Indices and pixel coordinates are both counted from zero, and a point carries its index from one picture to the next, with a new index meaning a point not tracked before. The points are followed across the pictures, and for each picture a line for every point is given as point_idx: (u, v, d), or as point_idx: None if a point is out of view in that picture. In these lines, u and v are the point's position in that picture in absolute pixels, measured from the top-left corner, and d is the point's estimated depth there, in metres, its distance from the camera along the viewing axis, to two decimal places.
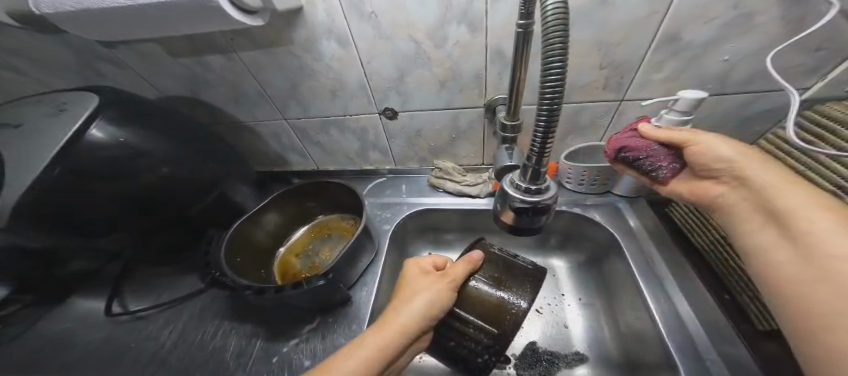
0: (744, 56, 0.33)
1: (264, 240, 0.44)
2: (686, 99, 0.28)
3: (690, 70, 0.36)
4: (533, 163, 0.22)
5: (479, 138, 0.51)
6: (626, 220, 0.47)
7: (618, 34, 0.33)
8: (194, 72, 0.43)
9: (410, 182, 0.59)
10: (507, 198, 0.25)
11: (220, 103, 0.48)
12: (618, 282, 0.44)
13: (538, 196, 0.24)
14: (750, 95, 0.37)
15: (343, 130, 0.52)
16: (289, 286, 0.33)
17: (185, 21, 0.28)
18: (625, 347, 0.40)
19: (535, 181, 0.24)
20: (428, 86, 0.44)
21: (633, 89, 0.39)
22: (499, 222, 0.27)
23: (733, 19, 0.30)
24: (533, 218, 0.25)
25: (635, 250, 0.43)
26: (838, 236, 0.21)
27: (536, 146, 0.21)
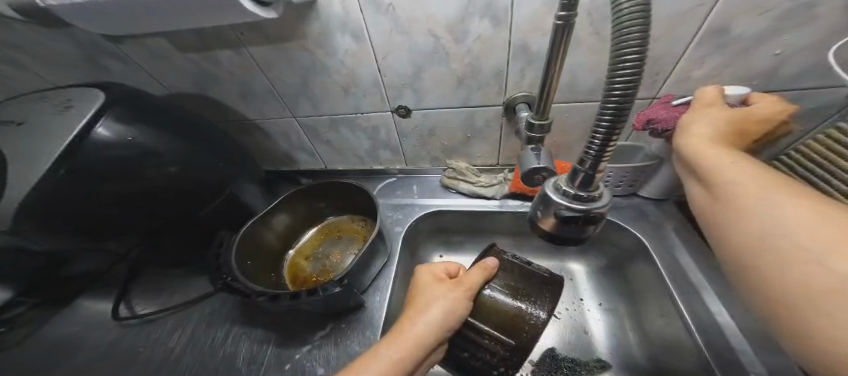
0: (798, 48, 0.28)
1: (274, 242, 0.44)
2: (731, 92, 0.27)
3: (736, 66, 0.30)
4: (587, 168, 0.17)
5: (496, 137, 0.47)
6: (653, 224, 0.43)
7: (662, 28, 0.28)
8: (200, 68, 0.42)
9: (421, 182, 0.57)
10: (548, 204, 0.20)
11: (220, 99, 0.47)
12: (645, 289, 0.40)
13: (590, 204, 0.18)
14: (797, 93, 0.32)
15: (354, 129, 0.50)
16: (304, 293, 0.31)
17: (196, 15, 0.27)
18: (656, 356, 0.37)
19: (588, 186, 0.18)
20: (446, 83, 0.41)
21: (667, 87, 0.34)
22: (536, 229, 0.22)
23: (786, 11, 0.25)
24: (583, 228, 0.19)
25: (666, 256, 0.39)
26: (770, 202, 0.18)
27: (590, 154, 0.16)
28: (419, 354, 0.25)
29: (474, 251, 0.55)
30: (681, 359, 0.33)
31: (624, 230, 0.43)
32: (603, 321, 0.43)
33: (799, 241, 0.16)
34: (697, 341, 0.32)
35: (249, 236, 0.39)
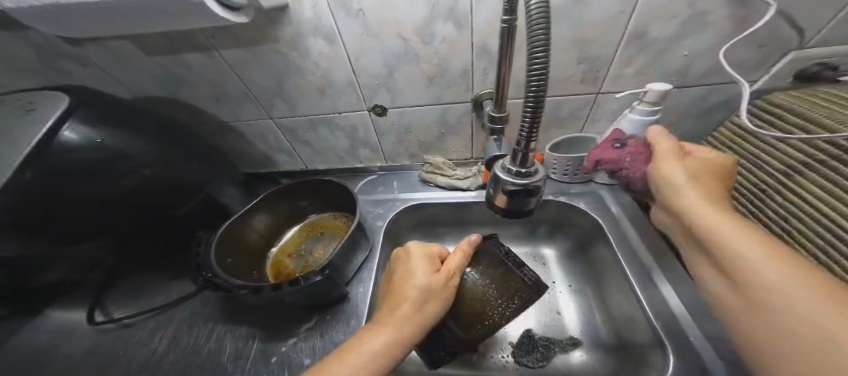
0: (703, 50, 0.33)
1: (256, 239, 0.45)
2: (653, 90, 0.33)
3: (656, 64, 0.36)
4: (522, 147, 0.20)
5: (467, 132, 0.51)
6: (608, 207, 0.47)
7: (595, 32, 0.33)
8: (170, 71, 0.42)
9: (401, 178, 0.59)
10: (497, 182, 0.23)
11: (191, 102, 0.48)
12: (605, 266, 0.44)
13: (529, 178, 0.22)
14: (707, 88, 0.38)
15: (332, 128, 0.51)
16: (286, 284, 0.32)
17: (163, 17, 0.28)
18: (616, 330, 0.40)
19: (527, 164, 0.22)
20: (417, 83, 0.43)
21: (607, 83, 0.39)
22: (491, 207, 0.25)
23: (690, 17, 0.30)
24: (526, 200, 0.23)
25: (619, 237, 0.43)
26: (794, 289, 0.20)
27: (522, 136, 0.20)
28: (408, 346, 0.27)
29: (453, 242, 0.57)
30: (635, 326, 0.37)
31: (584, 213, 0.47)
32: (573, 301, 0.47)
33: (809, 313, 0.19)
34: (646, 311, 0.35)
35: (230, 234, 0.39)
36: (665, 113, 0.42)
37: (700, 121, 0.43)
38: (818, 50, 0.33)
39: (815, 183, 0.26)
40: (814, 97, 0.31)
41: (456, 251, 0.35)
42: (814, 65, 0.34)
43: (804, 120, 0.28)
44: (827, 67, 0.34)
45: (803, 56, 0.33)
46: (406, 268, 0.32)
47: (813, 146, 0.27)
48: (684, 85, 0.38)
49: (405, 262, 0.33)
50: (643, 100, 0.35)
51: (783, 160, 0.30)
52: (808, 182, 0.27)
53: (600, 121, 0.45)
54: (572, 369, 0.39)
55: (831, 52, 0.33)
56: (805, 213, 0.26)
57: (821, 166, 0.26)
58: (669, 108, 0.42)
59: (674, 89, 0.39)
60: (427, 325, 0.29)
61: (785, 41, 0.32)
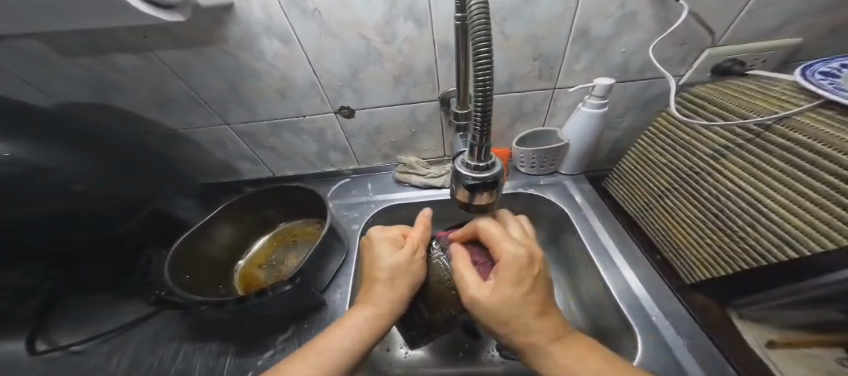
0: (636, 47, 0.38)
1: (219, 254, 0.42)
2: (601, 85, 0.38)
3: (600, 61, 0.39)
4: (477, 142, 0.21)
5: (437, 131, 0.51)
6: (573, 196, 0.49)
7: (545, 27, 0.35)
8: (96, 73, 0.39)
9: (375, 180, 0.58)
10: (459, 177, 0.23)
11: (131, 108, 0.44)
12: (575, 253, 0.46)
13: (487, 172, 0.22)
14: (644, 82, 0.42)
15: (296, 132, 0.49)
16: (252, 295, 0.31)
17: (82, 8, 0.25)
18: (590, 314, 0.41)
19: (484, 158, 0.22)
20: (381, 82, 0.42)
21: (562, 78, 0.41)
22: (457, 203, 0.26)
23: (621, 17, 0.35)
24: (487, 194, 0.23)
25: (585, 224, 0.45)
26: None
27: (476, 131, 0.21)
28: (387, 321, 0.28)
29: None
30: (602, 307, 0.39)
31: (553, 204, 0.49)
32: None
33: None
34: (612, 293, 0.37)
35: (189, 248, 0.37)
36: (615, 106, 0.46)
37: (644, 111, 0.47)
38: (731, 48, 0.38)
39: (737, 163, 0.29)
40: (724, 87, 0.36)
41: (417, 225, 0.35)
42: (726, 60, 0.38)
43: (731, 110, 0.32)
44: (737, 62, 0.38)
45: (715, 53, 0.38)
46: (372, 251, 0.33)
47: (737, 132, 0.30)
48: (626, 80, 0.42)
49: (370, 246, 0.34)
50: (593, 93, 0.40)
51: (712, 146, 0.32)
52: (732, 162, 0.30)
53: (559, 115, 0.47)
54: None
55: (738, 50, 0.38)
56: (730, 191, 0.30)
57: (745, 152, 0.29)
58: (618, 101, 0.45)
59: (618, 84, 0.43)
60: (405, 297, 0.29)
61: (699, 41, 0.37)
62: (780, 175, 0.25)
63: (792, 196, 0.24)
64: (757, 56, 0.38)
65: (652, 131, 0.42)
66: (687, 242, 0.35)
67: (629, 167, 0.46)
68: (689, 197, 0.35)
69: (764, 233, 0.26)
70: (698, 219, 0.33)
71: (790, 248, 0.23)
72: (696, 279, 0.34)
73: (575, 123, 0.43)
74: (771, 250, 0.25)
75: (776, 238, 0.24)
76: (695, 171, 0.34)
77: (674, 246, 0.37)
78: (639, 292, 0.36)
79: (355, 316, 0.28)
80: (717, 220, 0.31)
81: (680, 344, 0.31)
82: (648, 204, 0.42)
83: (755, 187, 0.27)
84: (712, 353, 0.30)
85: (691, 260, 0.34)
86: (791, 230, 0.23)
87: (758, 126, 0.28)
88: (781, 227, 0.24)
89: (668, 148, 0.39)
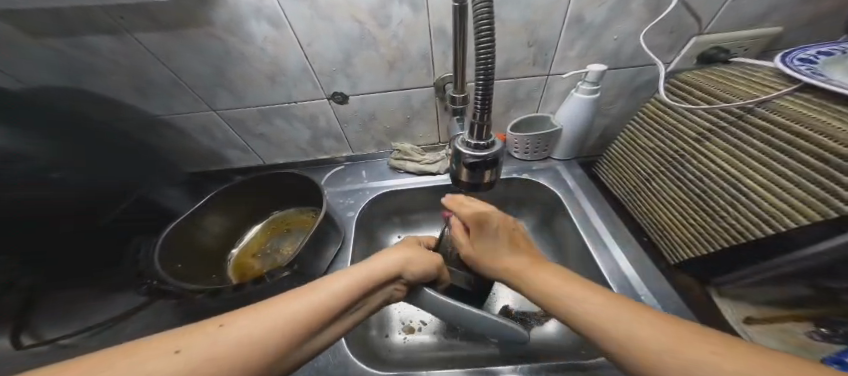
0: (628, 35, 0.38)
1: (212, 242, 0.41)
2: (593, 72, 0.38)
3: (593, 48, 0.40)
4: (478, 120, 0.22)
5: (433, 117, 0.50)
6: (565, 180, 0.50)
7: (540, 14, 0.35)
8: (65, 56, 0.36)
9: (370, 167, 0.57)
10: (459, 156, 0.25)
11: (106, 93, 0.41)
12: (567, 237, 0.48)
13: (487, 151, 0.24)
14: (635, 69, 0.43)
15: (287, 118, 0.48)
16: (250, 283, 0.30)
17: None
18: None
19: (484, 138, 0.24)
20: (376, 68, 0.42)
21: (556, 64, 0.42)
22: (456, 182, 0.27)
23: (615, 4, 0.35)
24: (487, 172, 0.25)
25: (578, 209, 0.46)
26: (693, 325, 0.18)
27: (478, 109, 0.22)
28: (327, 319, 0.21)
29: (428, 228, 0.58)
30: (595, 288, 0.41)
31: (546, 189, 0.50)
32: None
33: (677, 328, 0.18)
34: (604, 276, 0.39)
35: (178, 237, 0.36)
36: (606, 92, 0.47)
37: (634, 98, 0.48)
38: (714, 37, 0.39)
39: (721, 146, 0.31)
40: (710, 74, 0.37)
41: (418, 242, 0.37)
42: (711, 49, 0.40)
43: (716, 94, 0.33)
44: (721, 50, 0.40)
45: (704, 40, 0.39)
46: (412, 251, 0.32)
47: (720, 116, 0.32)
48: (617, 67, 0.43)
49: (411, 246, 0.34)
50: (586, 80, 0.40)
51: (698, 131, 0.34)
52: (716, 145, 0.31)
53: (552, 101, 0.47)
54: (547, 338, 0.42)
55: (722, 38, 0.39)
56: (713, 174, 0.31)
57: (727, 135, 0.30)
58: (608, 87, 0.46)
59: (610, 71, 0.43)
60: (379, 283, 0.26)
61: (687, 28, 0.38)
62: (760, 157, 0.26)
63: (770, 176, 0.25)
64: (741, 44, 0.39)
65: (642, 117, 0.43)
66: (672, 223, 0.37)
67: (617, 154, 0.48)
68: (674, 181, 0.36)
69: (743, 211, 0.27)
70: (683, 202, 0.35)
71: (767, 225, 0.25)
72: (680, 259, 0.36)
73: (568, 108, 0.43)
74: (749, 227, 0.27)
75: (757, 216, 0.26)
76: (681, 155, 0.35)
77: (658, 225, 0.39)
78: (628, 272, 0.38)
79: (394, 255, 0.29)
80: (700, 202, 0.32)
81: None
82: (636, 189, 0.43)
83: (735, 169, 0.29)
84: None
85: (676, 240, 0.36)
86: (769, 208, 0.25)
87: (740, 109, 0.30)
88: (760, 204, 0.26)
89: (654, 134, 0.40)
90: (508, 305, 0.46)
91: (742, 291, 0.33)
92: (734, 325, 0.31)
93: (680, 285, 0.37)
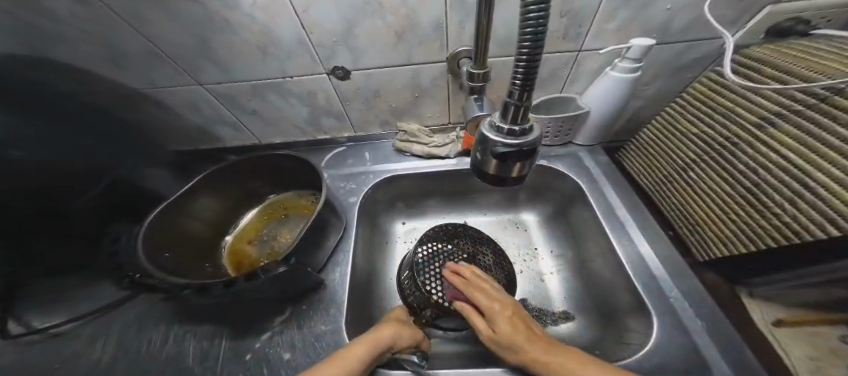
0: (684, 4, 0.33)
1: (204, 230, 0.39)
2: (637, 47, 0.33)
3: (638, 20, 0.34)
4: (515, 99, 0.17)
5: (443, 96, 0.45)
6: (589, 167, 0.46)
7: None
8: (27, 19, 0.32)
9: (374, 149, 0.53)
10: (485, 143, 0.19)
11: (79, 63, 0.37)
12: (583, 228, 0.44)
13: (523, 139, 0.18)
14: (686, 44, 0.37)
15: (284, 95, 0.44)
16: (241, 279, 0.27)
17: None
18: (597, 292, 0.40)
19: (521, 121, 0.18)
20: (382, 39, 0.36)
21: (591, 38, 0.36)
22: (479, 175, 0.22)
23: None
24: (518, 165, 0.19)
25: (601, 199, 0.42)
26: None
27: (516, 84, 0.16)
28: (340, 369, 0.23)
29: (434, 216, 0.55)
30: (613, 285, 0.38)
31: (564, 176, 0.46)
32: (555, 266, 0.47)
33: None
34: (627, 273, 0.35)
35: (164, 225, 0.33)
36: (645, 72, 0.41)
37: (675, 79, 0.42)
38: (794, 6, 0.33)
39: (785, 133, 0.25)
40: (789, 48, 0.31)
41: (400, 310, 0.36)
42: (787, 20, 0.34)
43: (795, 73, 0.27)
44: (798, 21, 0.34)
45: (777, 12, 0.33)
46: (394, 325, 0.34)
47: (795, 98, 0.26)
48: (664, 41, 0.37)
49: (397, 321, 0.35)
50: (626, 56, 0.35)
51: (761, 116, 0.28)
52: (778, 133, 0.26)
53: (582, 81, 0.43)
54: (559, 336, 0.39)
55: (807, 8, 0.32)
56: (768, 167, 0.26)
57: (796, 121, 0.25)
58: (650, 65, 0.40)
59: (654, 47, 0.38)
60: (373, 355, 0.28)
61: None
62: (827, 148, 0.22)
63: (834, 172, 0.21)
64: (826, 15, 0.33)
65: (690, 99, 0.38)
66: (706, 217, 0.33)
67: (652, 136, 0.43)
68: (718, 174, 0.32)
69: (792, 211, 0.23)
70: (724, 197, 0.31)
71: (818, 228, 0.21)
72: (710, 257, 0.33)
73: (599, 89, 0.38)
74: (796, 230, 0.23)
75: (808, 220, 0.22)
76: (735, 141, 0.30)
77: (691, 220, 0.35)
78: (657, 272, 0.35)
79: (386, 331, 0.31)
80: (744, 198, 0.28)
81: (696, 326, 0.30)
82: (667, 177, 0.39)
83: (794, 164, 0.24)
84: (724, 333, 0.29)
85: (707, 236, 0.33)
86: (824, 209, 0.21)
87: (824, 91, 0.24)
88: (815, 204, 0.21)
89: (705, 118, 0.35)
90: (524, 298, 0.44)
91: (774, 292, 0.29)
92: (762, 328, 0.28)
93: (709, 284, 0.33)
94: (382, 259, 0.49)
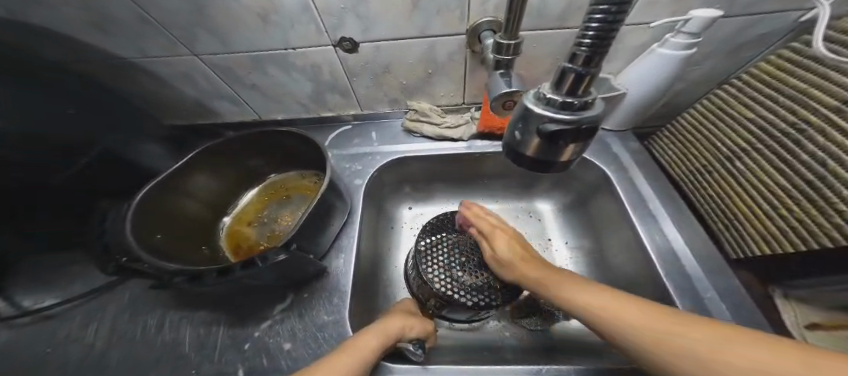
0: None
1: (200, 210, 0.36)
2: (697, 19, 0.28)
3: None
4: (578, 66, 0.13)
5: (459, 73, 0.41)
6: (616, 154, 0.42)
7: None
8: None
9: (381, 129, 0.50)
10: (528, 120, 0.15)
11: (62, 29, 0.34)
12: (604, 219, 0.41)
13: (580, 116, 0.14)
14: (754, 17, 0.31)
15: (286, 68, 0.40)
16: (237, 266, 0.25)
17: None
18: (614, 287, 0.38)
19: (580, 92, 0.14)
20: (396, 7, 0.32)
21: (638, 9, 0.31)
22: (514, 158, 0.19)
23: None
24: (569, 147, 0.16)
25: (627, 188, 0.39)
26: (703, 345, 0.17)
27: (584, 44, 0.12)
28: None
29: (442, 202, 0.52)
30: (634, 281, 0.35)
31: (586, 163, 0.42)
32: (570, 257, 0.44)
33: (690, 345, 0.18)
34: (652, 267, 0.33)
35: (157, 204, 0.31)
36: (697, 51, 0.35)
37: (730, 58, 0.37)
38: None
39: None
40: None
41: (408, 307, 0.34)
42: None
43: None
44: None
45: None
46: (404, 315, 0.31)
47: None
48: (728, 14, 0.31)
49: (406, 312, 0.32)
50: (680, 30, 0.30)
51: (828, 101, 0.24)
52: None
53: (617, 60, 0.38)
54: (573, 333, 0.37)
55: None
56: (832, 161, 0.22)
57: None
58: (705, 42, 0.34)
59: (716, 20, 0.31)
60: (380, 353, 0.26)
61: None
62: None
63: None
64: None
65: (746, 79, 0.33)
66: (750, 214, 0.30)
67: (698, 119, 0.38)
68: (764, 166, 0.28)
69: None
70: (769, 190, 0.28)
71: None
72: (747, 255, 0.30)
73: (641, 68, 0.34)
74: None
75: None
76: (796, 130, 0.26)
77: (726, 213, 0.32)
78: (689, 269, 0.31)
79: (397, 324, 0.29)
80: (794, 194, 0.25)
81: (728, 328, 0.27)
82: (708, 167, 0.35)
83: None
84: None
85: (747, 232, 0.30)
86: None
87: None
88: None
89: (766, 102, 0.30)
90: None
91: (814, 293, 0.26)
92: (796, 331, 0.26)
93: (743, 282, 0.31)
94: (387, 245, 0.46)
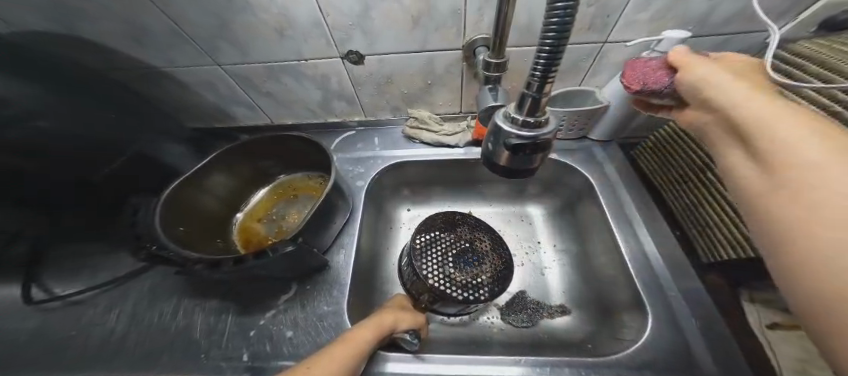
0: None
1: (216, 206, 0.40)
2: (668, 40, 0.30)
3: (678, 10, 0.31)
4: (533, 91, 0.15)
5: (456, 84, 0.44)
6: (603, 163, 0.45)
7: None
8: None
9: (382, 135, 0.53)
10: (498, 135, 0.18)
11: (103, 42, 0.38)
12: (590, 224, 0.43)
13: (538, 131, 0.17)
14: (727, 37, 0.34)
15: (296, 77, 0.43)
16: (250, 256, 0.28)
17: None
18: (597, 289, 0.40)
19: (537, 112, 0.17)
20: (398, 24, 0.35)
21: (619, 30, 0.33)
22: (488, 166, 0.21)
23: None
24: (532, 158, 0.18)
25: (611, 195, 0.41)
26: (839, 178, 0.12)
27: (536, 75, 0.15)
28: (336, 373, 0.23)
29: (438, 204, 0.54)
30: (614, 283, 0.37)
31: (574, 171, 0.45)
32: (558, 260, 0.46)
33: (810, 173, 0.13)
34: (629, 270, 0.35)
35: (179, 199, 0.34)
36: None
37: None
38: None
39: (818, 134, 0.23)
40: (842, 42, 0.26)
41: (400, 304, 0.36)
42: None
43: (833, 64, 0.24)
44: None
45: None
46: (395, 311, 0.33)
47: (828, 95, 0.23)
48: (700, 34, 0.34)
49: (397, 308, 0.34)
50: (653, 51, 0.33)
51: None
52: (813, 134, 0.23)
53: (603, 74, 0.40)
54: (556, 331, 0.39)
55: None
56: None
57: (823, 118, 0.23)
58: None
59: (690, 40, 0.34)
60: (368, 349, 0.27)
61: None
62: None
63: None
64: None
65: None
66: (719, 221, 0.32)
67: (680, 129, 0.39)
68: None
69: None
70: None
71: None
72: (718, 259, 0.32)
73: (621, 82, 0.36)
74: None
75: None
76: None
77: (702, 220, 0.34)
78: (662, 272, 0.34)
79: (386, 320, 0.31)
80: None
81: (692, 326, 0.30)
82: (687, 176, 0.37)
83: None
84: (720, 336, 0.29)
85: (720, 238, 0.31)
86: None
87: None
88: None
89: None
90: (523, 290, 0.44)
91: None
92: (757, 330, 0.28)
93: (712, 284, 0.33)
94: (385, 244, 0.49)
